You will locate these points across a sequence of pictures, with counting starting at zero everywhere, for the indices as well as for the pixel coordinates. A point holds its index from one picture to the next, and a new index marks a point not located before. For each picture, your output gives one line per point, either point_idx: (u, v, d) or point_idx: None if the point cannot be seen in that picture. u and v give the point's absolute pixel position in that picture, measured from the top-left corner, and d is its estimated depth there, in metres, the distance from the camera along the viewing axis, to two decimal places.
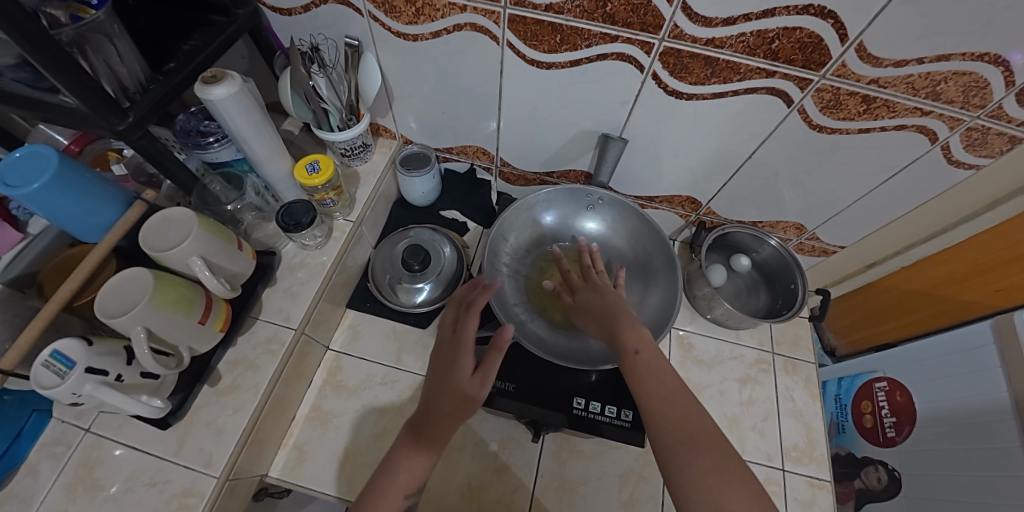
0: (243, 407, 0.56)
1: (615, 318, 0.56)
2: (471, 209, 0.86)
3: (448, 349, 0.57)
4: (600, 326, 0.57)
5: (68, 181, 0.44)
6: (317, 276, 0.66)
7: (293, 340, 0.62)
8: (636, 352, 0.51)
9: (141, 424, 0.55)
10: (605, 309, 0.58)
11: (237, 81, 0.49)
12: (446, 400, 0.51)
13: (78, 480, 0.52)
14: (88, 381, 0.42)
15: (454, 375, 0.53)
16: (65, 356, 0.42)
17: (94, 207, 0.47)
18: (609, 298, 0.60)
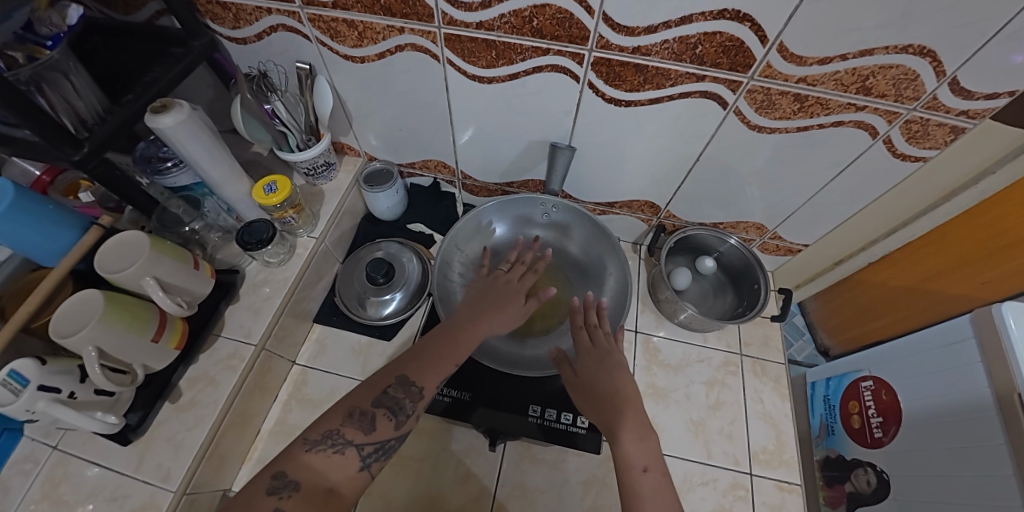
0: (201, 423, 0.58)
1: (623, 405, 0.51)
2: (436, 221, 0.88)
3: (505, 281, 0.66)
4: (600, 412, 0.52)
5: (24, 209, 0.47)
6: (280, 291, 0.69)
7: (253, 356, 0.64)
8: (643, 470, 0.44)
9: (105, 441, 0.57)
10: (616, 390, 0.53)
11: (184, 109, 0.52)
12: (506, 312, 0.60)
13: (43, 496, 0.54)
14: (41, 398, 0.44)
15: (511, 297, 0.63)
16: (20, 374, 0.44)
17: (50, 233, 0.50)
18: (617, 368, 0.56)
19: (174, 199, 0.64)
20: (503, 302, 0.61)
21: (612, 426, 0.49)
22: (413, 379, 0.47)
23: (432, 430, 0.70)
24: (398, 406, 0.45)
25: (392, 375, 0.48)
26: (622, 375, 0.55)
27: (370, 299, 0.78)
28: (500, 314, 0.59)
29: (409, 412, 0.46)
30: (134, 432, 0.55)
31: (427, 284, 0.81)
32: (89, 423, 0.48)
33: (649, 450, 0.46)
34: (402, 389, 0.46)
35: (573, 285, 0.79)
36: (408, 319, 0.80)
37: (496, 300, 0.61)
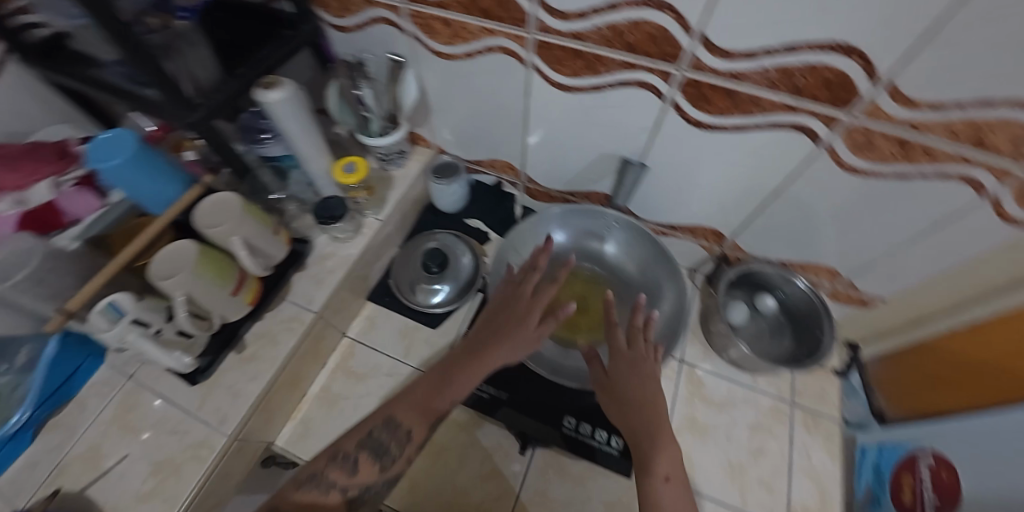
0: (259, 376, 0.62)
1: (649, 425, 0.48)
2: (494, 220, 0.89)
3: (518, 300, 0.56)
4: (630, 420, 0.50)
5: (143, 160, 0.52)
6: (343, 266, 0.72)
7: (312, 322, 0.68)
8: (665, 479, 0.44)
9: (177, 378, 0.63)
10: (646, 403, 0.50)
11: (290, 87, 0.57)
12: (514, 338, 0.52)
13: (119, 418, 0.60)
14: (131, 331, 0.50)
15: (526, 318, 0.54)
16: (117, 307, 0.49)
17: (159, 186, 0.55)
18: (647, 378, 0.52)
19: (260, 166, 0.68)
20: (506, 324, 0.54)
21: (639, 442, 0.47)
22: (400, 421, 0.48)
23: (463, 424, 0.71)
24: (382, 450, 0.46)
25: (381, 415, 0.48)
26: (651, 385, 0.51)
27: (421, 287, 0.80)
28: (504, 339, 0.52)
29: (394, 456, 0.46)
30: (197, 375, 0.60)
31: (477, 280, 0.83)
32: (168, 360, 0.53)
33: (671, 464, 0.45)
34: (388, 433, 0.47)
35: (623, 301, 0.78)
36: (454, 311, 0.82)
37: (502, 322, 0.54)
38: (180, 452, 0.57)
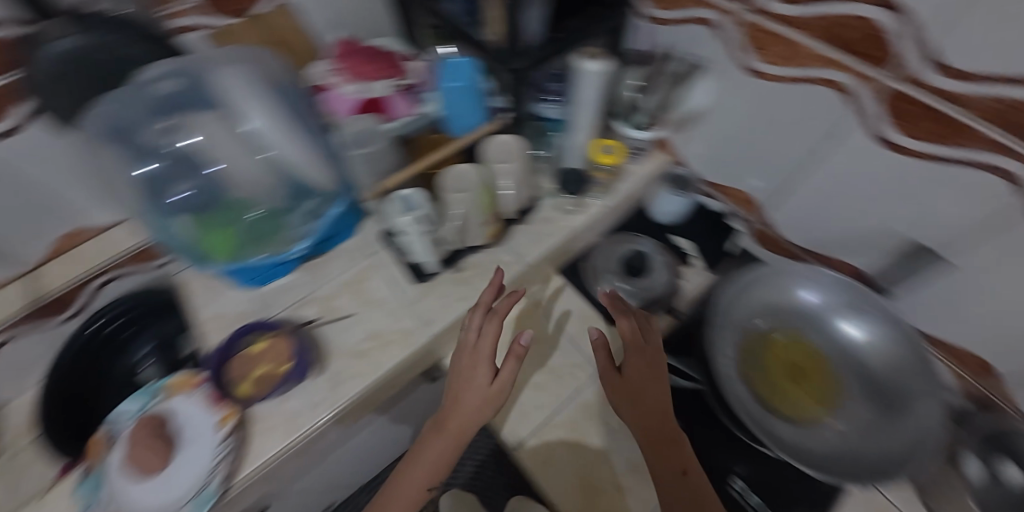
0: (465, 298, 0.70)
1: (663, 437, 0.60)
2: (704, 247, 0.85)
3: (468, 350, 0.63)
4: (643, 428, 0.61)
5: (467, 89, 0.68)
6: (559, 233, 0.75)
7: (520, 272, 0.72)
8: (683, 472, 0.58)
9: (403, 270, 0.72)
10: (656, 410, 0.61)
11: (608, 63, 0.61)
12: (471, 391, 0.61)
13: (353, 283, 0.71)
14: (417, 224, 0.62)
15: (475, 374, 0.61)
16: (414, 201, 0.62)
17: (462, 112, 0.70)
18: (663, 389, 0.64)
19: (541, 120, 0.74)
20: (464, 392, 0.61)
21: (660, 450, 0.59)
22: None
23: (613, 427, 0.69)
24: None
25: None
26: (661, 381, 0.65)
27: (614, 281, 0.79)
28: (472, 400, 0.60)
29: None
30: (423, 274, 0.71)
31: (671, 297, 0.78)
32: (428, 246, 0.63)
33: (687, 458, 0.59)
34: None
35: (847, 393, 0.63)
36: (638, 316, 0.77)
37: (458, 391, 0.62)
38: (391, 330, 0.68)
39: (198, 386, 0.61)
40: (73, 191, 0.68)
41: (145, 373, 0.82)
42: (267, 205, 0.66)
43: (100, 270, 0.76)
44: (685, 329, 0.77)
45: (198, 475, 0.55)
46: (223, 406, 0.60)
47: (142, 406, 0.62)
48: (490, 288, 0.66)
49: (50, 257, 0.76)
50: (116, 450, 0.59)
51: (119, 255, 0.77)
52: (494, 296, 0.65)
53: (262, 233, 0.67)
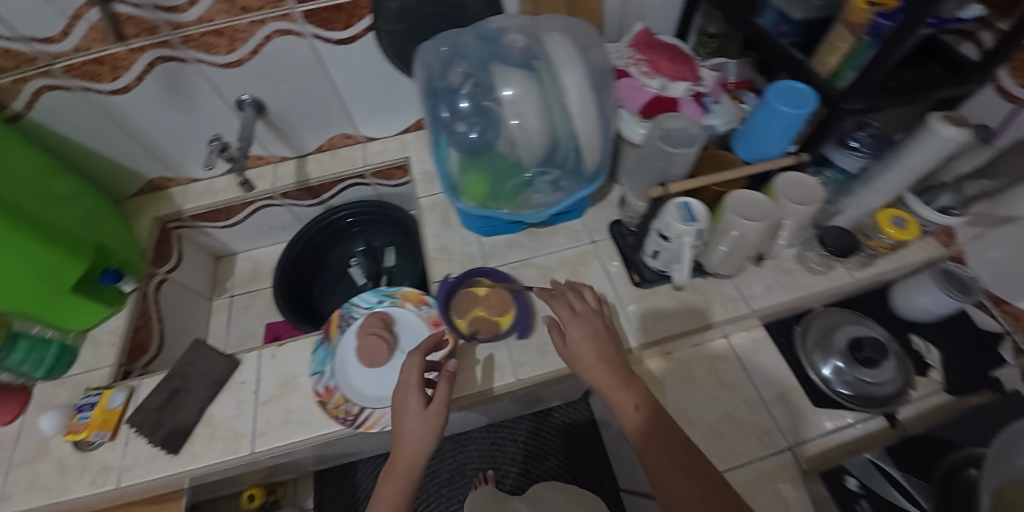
0: (680, 319, 0.67)
1: (643, 425, 0.45)
2: (956, 367, 0.70)
3: (401, 395, 0.50)
4: (598, 380, 0.48)
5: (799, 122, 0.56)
6: (794, 289, 0.69)
7: (746, 314, 0.67)
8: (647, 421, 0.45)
9: (625, 269, 0.72)
10: (636, 396, 0.46)
11: (971, 134, 0.50)
12: (413, 429, 0.48)
13: (571, 262, 0.73)
14: (688, 235, 0.56)
15: (407, 400, 0.49)
16: (692, 210, 0.56)
17: (774, 141, 0.60)
18: (610, 335, 0.51)
19: (826, 169, 0.68)
20: (406, 424, 0.48)
21: (647, 444, 0.44)
22: None
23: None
24: None
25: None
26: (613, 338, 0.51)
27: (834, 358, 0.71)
28: (411, 428, 0.48)
29: None
30: (647, 281, 0.68)
31: (897, 403, 0.69)
32: (686, 273, 0.58)
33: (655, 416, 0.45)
34: None
35: None
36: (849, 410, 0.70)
37: (399, 425, 0.49)
38: None
39: (429, 308, 0.68)
40: (361, 100, 0.83)
41: (352, 271, 0.94)
42: (535, 175, 0.69)
43: (356, 173, 0.89)
44: (926, 441, 0.57)
45: None
46: (442, 332, 0.65)
47: (375, 305, 0.69)
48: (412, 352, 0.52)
49: (323, 150, 0.91)
50: (349, 334, 0.66)
51: (373, 166, 0.88)
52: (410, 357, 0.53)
53: (518, 196, 0.70)
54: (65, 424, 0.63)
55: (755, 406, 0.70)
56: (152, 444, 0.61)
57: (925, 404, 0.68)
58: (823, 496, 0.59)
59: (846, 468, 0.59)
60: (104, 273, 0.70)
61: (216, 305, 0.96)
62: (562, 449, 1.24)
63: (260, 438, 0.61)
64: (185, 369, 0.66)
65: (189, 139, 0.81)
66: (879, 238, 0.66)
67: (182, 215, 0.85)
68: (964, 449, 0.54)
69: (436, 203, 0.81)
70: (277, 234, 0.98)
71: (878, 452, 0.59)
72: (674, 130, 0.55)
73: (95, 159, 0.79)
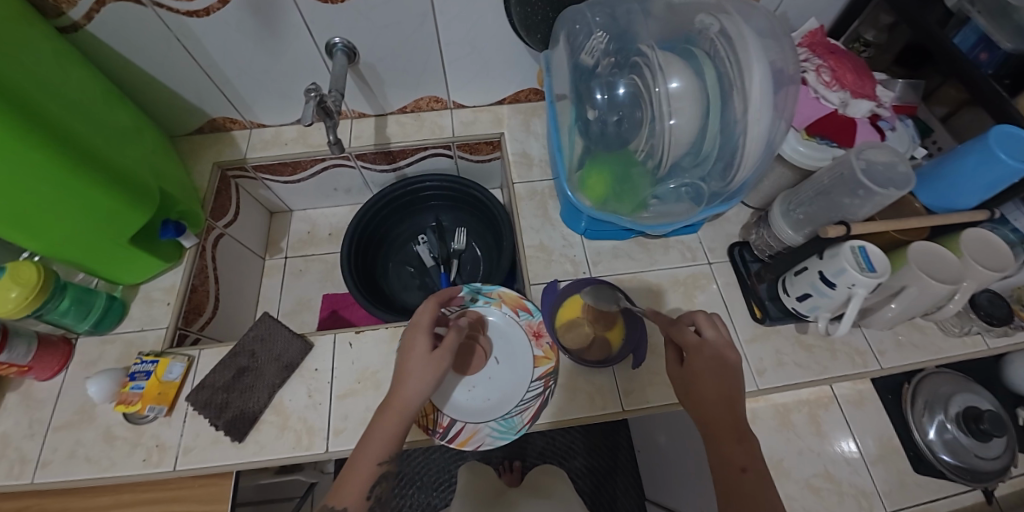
0: (803, 365, 0.60)
1: (735, 463, 0.41)
2: None
3: (408, 337, 0.50)
4: (700, 409, 0.44)
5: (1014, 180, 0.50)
6: (923, 349, 0.66)
7: (873, 370, 0.62)
8: (742, 470, 0.40)
9: (742, 297, 0.65)
10: (740, 440, 0.42)
11: None
12: (415, 366, 0.46)
13: (685, 283, 0.66)
14: (860, 289, 0.48)
15: (416, 339, 0.49)
16: (870, 260, 0.48)
17: (971, 194, 0.54)
18: (732, 375, 0.44)
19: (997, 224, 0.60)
20: (407, 362, 0.47)
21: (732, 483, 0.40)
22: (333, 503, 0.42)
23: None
24: None
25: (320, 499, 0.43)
26: (734, 375, 0.44)
27: (947, 423, 0.63)
28: (410, 367, 0.47)
29: None
30: (772, 319, 0.61)
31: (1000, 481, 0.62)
32: (849, 329, 0.50)
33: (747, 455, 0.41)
34: None
35: None
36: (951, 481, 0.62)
37: (401, 366, 0.47)
38: None
39: (528, 316, 0.61)
40: (461, 61, 0.72)
41: (419, 248, 0.87)
42: (671, 181, 0.59)
43: (441, 143, 0.80)
44: None
45: (509, 405, 0.56)
46: (543, 346, 0.59)
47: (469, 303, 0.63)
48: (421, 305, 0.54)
49: (405, 111, 0.81)
50: None
51: (462, 138, 0.79)
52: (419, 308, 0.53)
53: (643, 201, 0.61)
54: (117, 390, 0.57)
55: (855, 465, 0.63)
56: (216, 427, 0.55)
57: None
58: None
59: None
60: (165, 226, 0.63)
61: (267, 265, 0.90)
62: (590, 449, 1.12)
63: (335, 437, 0.55)
64: (253, 346, 0.60)
65: (266, 82, 0.71)
66: None
67: (245, 164, 0.78)
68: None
69: (533, 192, 0.73)
70: (338, 196, 0.92)
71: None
72: (876, 164, 0.49)
73: (159, 90, 0.70)
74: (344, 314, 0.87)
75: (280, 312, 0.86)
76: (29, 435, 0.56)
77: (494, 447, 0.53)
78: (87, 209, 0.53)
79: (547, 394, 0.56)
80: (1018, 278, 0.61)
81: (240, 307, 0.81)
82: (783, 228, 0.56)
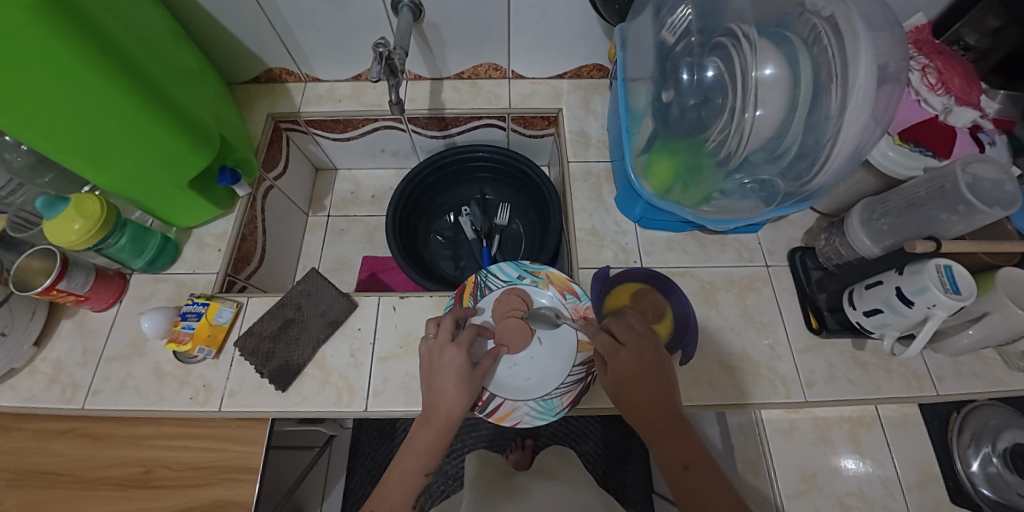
0: (853, 382, 0.58)
1: (679, 459, 0.43)
2: None
3: (436, 354, 0.50)
4: (635, 408, 0.46)
5: None
6: (986, 381, 0.62)
7: (927, 395, 0.59)
8: (685, 466, 0.43)
9: (798, 305, 0.62)
10: (675, 433, 0.44)
11: None
12: (458, 384, 0.48)
13: (738, 284, 0.63)
14: (939, 312, 0.45)
15: (450, 359, 0.49)
16: (955, 282, 0.45)
17: None
18: (663, 373, 0.47)
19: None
20: (443, 382, 0.48)
21: (679, 474, 0.43)
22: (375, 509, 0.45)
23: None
24: None
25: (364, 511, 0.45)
26: (665, 369, 0.47)
27: (993, 457, 0.60)
28: (448, 384, 0.48)
29: None
30: (829, 331, 0.59)
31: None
32: (919, 352, 0.47)
33: (690, 448, 0.43)
34: None
35: None
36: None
37: (436, 380, 0.48)
38: (764, 363, 0.59)
39: (575, 300, 0.59)
40: (528, 29, 0.69)
41: (460, 219, 0.86)
42: (741, 176, 0.56)
43: (496, 114, 0.77)
44: None
45: (549, 386, 0.55)
46: None
47: (516, 280, 0.62)
48: (439, 322, 0.53)
49: (462, 77, 0.79)
50: (484, 308, 0.61)
51: (518, 111, 0.76)
52: (438, 325, 0.53)
53: (707, 195, 0.58)
54: (167, 328, 0.59)
55: (892, 492, 0.60)
56: (261, 374, 0.57)
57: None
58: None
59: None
60: (222, 172, 0.63)
61: (310, 221, 0.91)
62: (604, 436, 1.12)
63: (374, 398, 0.56)
64: (300, 299, 0.61)
65: (326, 34, 0.70)
66: None
67: (298, 118, 0.77)
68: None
69: (587, 173, 0.71)
70: (384, 158, 0.91)
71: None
72: (983, 179, 0.45)
73: (220, 34, 0.69)
74: (381, 277, 0.87)
75: (319, 269, 0.86)
76: (83, 362, 0.59)
77: (532, 426, 0.53)
78: (151, 147, 0.53)
79: (589, 379, 0.55)
80: None
81: (283, 260, 0.82)
82: (861, 237, 0.52)
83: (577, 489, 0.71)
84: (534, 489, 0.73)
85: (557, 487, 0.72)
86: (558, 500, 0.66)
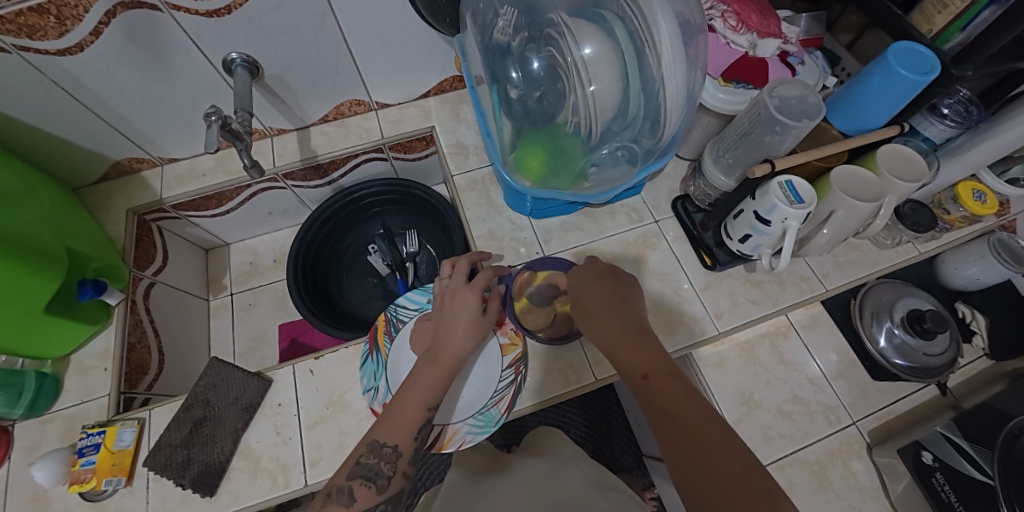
0: (753, 303, 0.64)
1: (671, 401, 0.39)
2: None
3: (452, 296, 0.52)
4: (610, 345, 0.46)
5: (904, 92, 0.52)
6: (865, 265, 0.69)
7: (818, 294, 0.66)
8: (646, 376, 0.42)
9: (692, 248, 0.67)
10: (666, 378, 0.41)
11: None
12: (465, 328, 0.50)
13: (635, 245, 0.67)
14: (794, 218, 0.50)
15: (463, 300, 0.51)
16: (796, 191, 0.50)
17: (880, 112, 0.56)
18: (627, 295, 0.50)
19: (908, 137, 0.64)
20: (454, 321, 0.50)
21: (665, 422, 0.38)
22: (384, 441, 0.44)
23: (869, 491, 0.58)
24: (374, 474, 0.42)
25: (365, 442, 0.44)
26: (636, 305, 0.50)
27: (894, 328, 0.65)
28: (458, 326, 0.50)
29: (389, 477, 0.42)
30: (722, 264, 0.63)
31: (951, 372, 0.65)
32: (787, 261, 0.52)
33: (673, 390, 0.40)
34: (375, 455, 0.43)
35: None
36: (906, 381, 0.65)
37: (450, 321, 0.50)
38: (678, 310, 0.62)
39: None
40: (372, 61, 0.69)
41: (372, 257, 0.85)
42: (603, 146, 0.58)
43: (372, 147, 0.77)
44: None
45: (482, 400, 0.55)
46: (508, 332, 0.59)
47: (426, 305, 0.62)
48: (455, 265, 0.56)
49: (328, 120, 0.77)
50: (400, 342, 0.59)
51: (392, 139, 0.77)
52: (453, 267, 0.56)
53: (581, 172, 0.60)
54: (66, 471, 0.53)
55: (821, 387, 0.65)
56: (182, 486, 0.52)
57: (971, 372, 0.67)
58: (911, 486, 0.55)
59: (918, 441, 0.56)
60: (81, 286, 0.58)
61: (213, 305, 0.88)
62: (584, 418, 1.13)
63: (311, 469, 0.53)
64: (207, 394, 0.57)
65: (164, 113, 0.66)
66: (957, 212, 0.66)
67: (163, 205, 0.73)
68: (1020, 418, 0.53)
69: (473, 181, 0.72)
70: (274, 218, 0.89)
71: (945, 424, 0.56)
72: (788, 98, 0.51)
73: (44, 141, 0.63)
74: (304, 340, 0.86)
75: (237, 351, 0.84)
76: None
77: (476, 441, 0.53)
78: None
79: (520, 380, 0.56)
80: (936, 184, 0.65)
81: (186, 357, 0.78)
82: (716, 175, 0.59)
83: (560, 462, 0.60)
84: (517, 465, 0.61)
85: (541, 460, 0.61)
86: (540, 472, 0.56)
